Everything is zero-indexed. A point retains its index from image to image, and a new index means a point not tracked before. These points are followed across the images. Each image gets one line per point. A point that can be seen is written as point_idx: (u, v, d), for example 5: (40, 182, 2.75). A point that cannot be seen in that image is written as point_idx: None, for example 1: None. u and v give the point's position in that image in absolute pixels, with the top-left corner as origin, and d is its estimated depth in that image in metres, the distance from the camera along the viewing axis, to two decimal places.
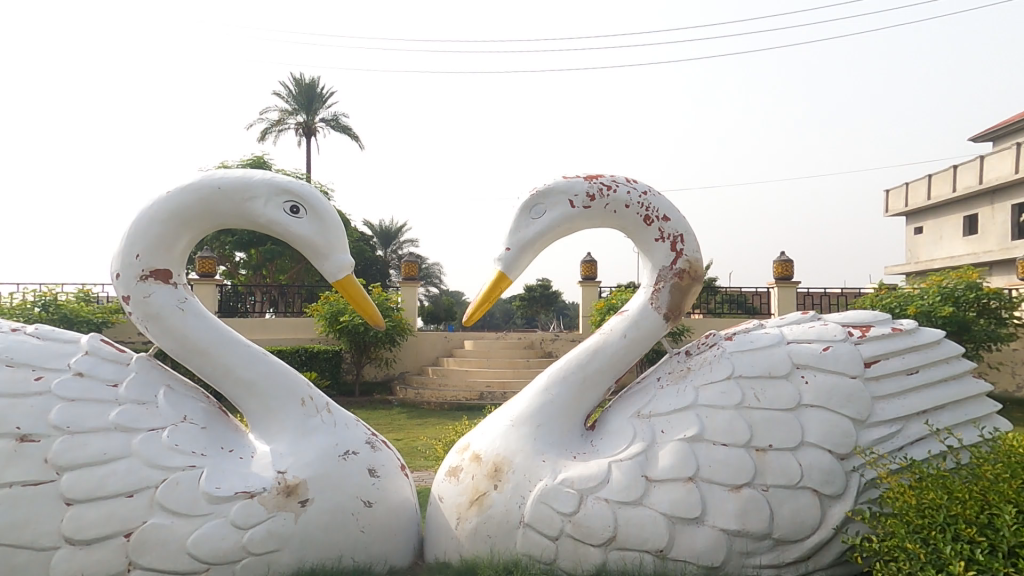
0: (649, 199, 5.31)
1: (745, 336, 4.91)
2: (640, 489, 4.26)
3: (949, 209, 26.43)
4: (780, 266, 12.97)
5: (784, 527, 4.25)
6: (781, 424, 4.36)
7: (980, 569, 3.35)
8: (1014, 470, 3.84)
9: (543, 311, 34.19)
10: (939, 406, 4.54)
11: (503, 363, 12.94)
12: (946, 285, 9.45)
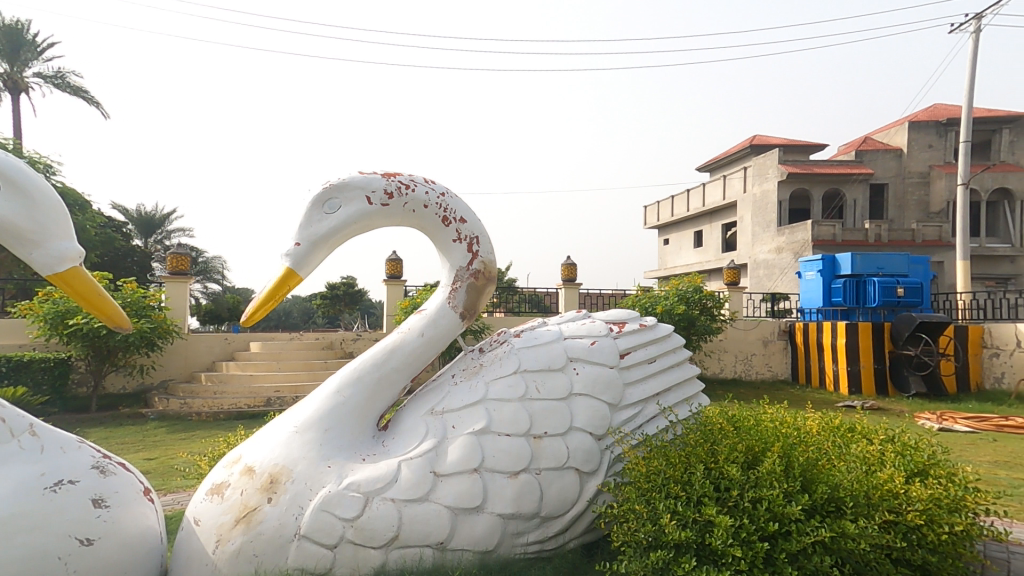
0: (446, 199, 5.33)
1: (532, 333, 5.44)
2: (427, 484, 4.33)
3: (683, 225, 32.51)
4: (566, 270, 14.56)
5: (551, 505, 4.65)
6: (555, 412, 4.81)
7: (679, 518, 4.22)
8: (709, 436, 4.86)
9: (347, 309, 32.80)
10: (667, 388, 5.55)
11: (297, 365, 12.14)
12: (683, 287, 11.63)
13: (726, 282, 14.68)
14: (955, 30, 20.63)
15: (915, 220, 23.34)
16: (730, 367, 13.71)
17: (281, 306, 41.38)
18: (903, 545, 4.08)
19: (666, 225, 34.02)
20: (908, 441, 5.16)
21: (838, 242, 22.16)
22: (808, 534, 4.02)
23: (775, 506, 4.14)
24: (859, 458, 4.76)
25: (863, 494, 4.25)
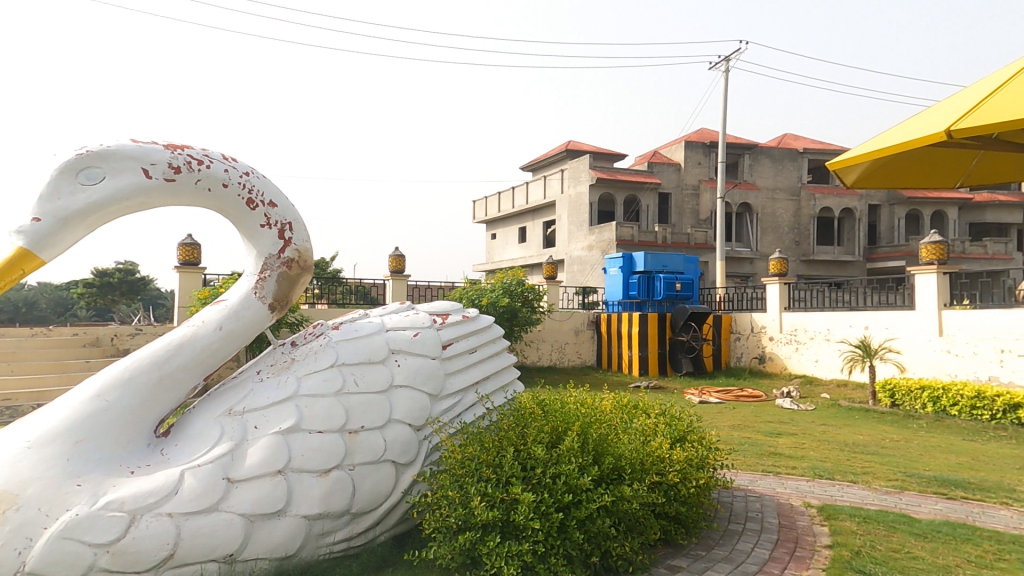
0: (252, 178, 4.34)
1: (352, 324, 4.78)
2: (218, 493, 3.63)
3: (510, 222, 34.23)
4: (395, 261, 14.33)
5: (364, 501, 4.13)
6: (374, 405, 4.25)
7: (489, 501, 4.00)
8: (524, 420, 4.69)
9: (123, 300, 28.03)
10: (486, 376, 5.19)
11: (41, 368, 10.05)
12: (508, 280, 12.21)
13: (545, 277, 15.80)
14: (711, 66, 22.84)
15: (691, 225, 27.44)
16: (547, 355, 14.84)
17: (25, 295, 33.42)
18: (664, 501, 4.57)
19: (494, 219, 35.31)
20: (676, 414, 6.01)
21: (635, 242, 25.25)
22: (594, 501, 4.08)
23: (570, 479, 4.12)
24: (638, 430, 5.33)
25: (638, 461, 4.56)
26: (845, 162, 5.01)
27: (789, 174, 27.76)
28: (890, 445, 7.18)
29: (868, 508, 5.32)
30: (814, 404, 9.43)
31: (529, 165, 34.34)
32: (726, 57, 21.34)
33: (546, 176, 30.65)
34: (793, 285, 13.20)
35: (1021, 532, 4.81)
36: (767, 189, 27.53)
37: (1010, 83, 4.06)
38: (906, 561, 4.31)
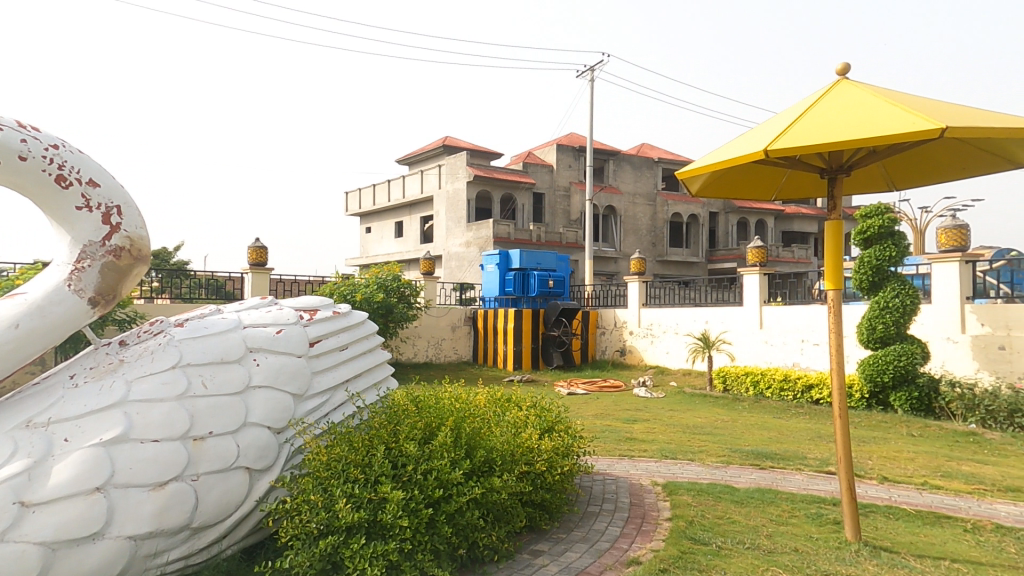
0: (62, 152, 3.61)
1: (200, 321, 4.15)
2: (6, 520, 3.03)
3: (386, 215, 33.30)
4: (253, 253, 13.21)
5: (207, 514, 3.59)
6: (224, 408, 3.72)
7: (355, 502, 3.75)
8: (398, 417, 4.44)
9: None
10: (357, 374, 4.69)
11: None
12: (382, 276, 11.86)
13: (422, 273, 15.56)
14: (581, 74, 23.41)
15: (563, 225, 28.74)
16: (423, 351, 14.69)
17: None
18: (531, 489, 4.65)
19: (370, 212, 33.97)
20: (545, 405, 6.11)
21: (511, 239, 26.04)
22: (465, 494, 4.02)
23: (442, 474, 4.02)
24: (510, 422, 5.34)
25: (509, 453, 4.61)
26: (690, 174, 5.67)
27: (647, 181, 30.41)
28: (721, 425, 8.19)
29: (701, 482, 6.03)
30: (664, 392, 10.44)
31: (405, 157, 33.67)
32: (592, 68, 22.62)
33: (424, 170, 30.34)
34: (650, 283, 14.41)
35: (809, 492, 5.81)
36: (629, 194, 29.85)
37: (810, 113, 4.89)
38: (727, 525, 5.01)
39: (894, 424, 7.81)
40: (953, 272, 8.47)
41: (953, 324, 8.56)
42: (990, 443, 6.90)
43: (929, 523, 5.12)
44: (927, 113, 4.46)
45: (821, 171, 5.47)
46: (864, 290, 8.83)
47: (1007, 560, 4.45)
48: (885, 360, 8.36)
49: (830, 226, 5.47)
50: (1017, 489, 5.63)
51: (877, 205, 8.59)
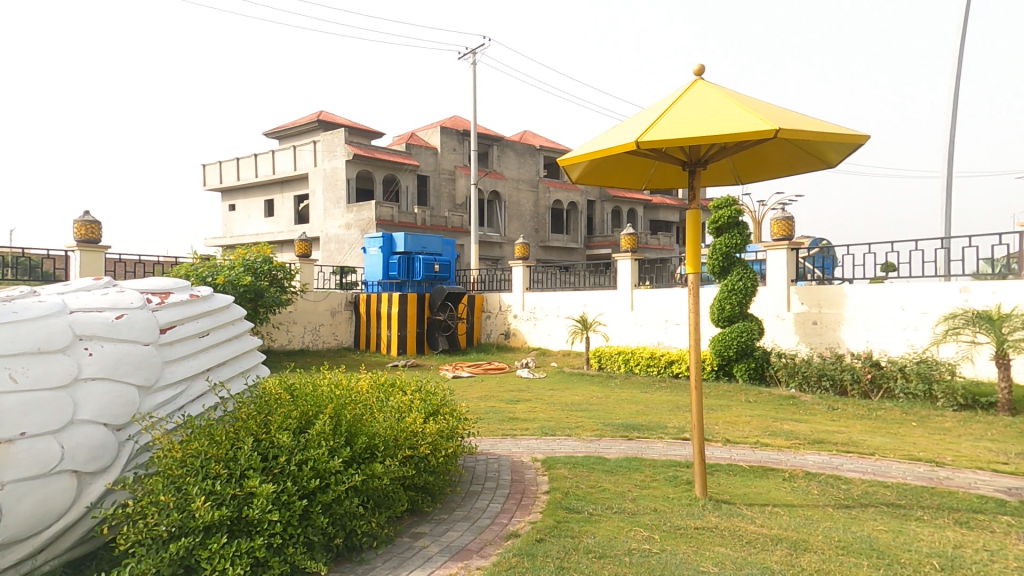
0: None
1: (11, 304, 3.50)
2: None
3: (253, 192, 30.59)
4: (82, 228, 11.43)
5: (16, 528, 3.07)
6: (42, 405, 3.18)
7: (216, 499, 3.40)
8: (269, 407, 4.11)
9: None
10: (220, 362, 4.28)
11: None
12: (249, 257, 10.91)
13: (299, 255, 14.59)
14: (464, 54, 23.73)
15: (448, 210, 28.63)
16: (298, 338, 13.85)
17: None
18: (414, 473, 4.56)
19: (234, 189, 31.01)
20: (430, 389, 5.96)
21: (394, 223, 25.28)
22: (344, 482, 3.79)
23: (319, 463, 3.76)
24: (394, 407, 5.07)
25: (392, 438, 4.43)
26: (570, 162, 5.98)
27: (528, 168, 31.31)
28: (596, 401, 8.78)
29: (577, 455, 6.42)
30: (546, 372, 10.97)
31: (274, 130, 31.08)
32: (473, 51, 22.42)
33: (296, 146, 28.32)
34: (532, 268, 14.87)
35: (668, 458, 6.47)
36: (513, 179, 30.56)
37: (673, 109, 5.39)
38: (597, 493, 5.41)
39: (735, 393, 8.93)
40: (782, 258, 9.80)
41: (782, 304, 9.94)
42: (805, 403, 8.17)
43: (758, 475, 5.98)
44: (764, 114, 5.14)
45: (684, 164, 6.02)
46: (716, 275, 9.97)
47: (812, 500, 5.34)
48: (731, 336, 9.51)
49: (691, 214, 6.05)
50: (823, 440, 6.76)
51: (726, 198, 9.67)
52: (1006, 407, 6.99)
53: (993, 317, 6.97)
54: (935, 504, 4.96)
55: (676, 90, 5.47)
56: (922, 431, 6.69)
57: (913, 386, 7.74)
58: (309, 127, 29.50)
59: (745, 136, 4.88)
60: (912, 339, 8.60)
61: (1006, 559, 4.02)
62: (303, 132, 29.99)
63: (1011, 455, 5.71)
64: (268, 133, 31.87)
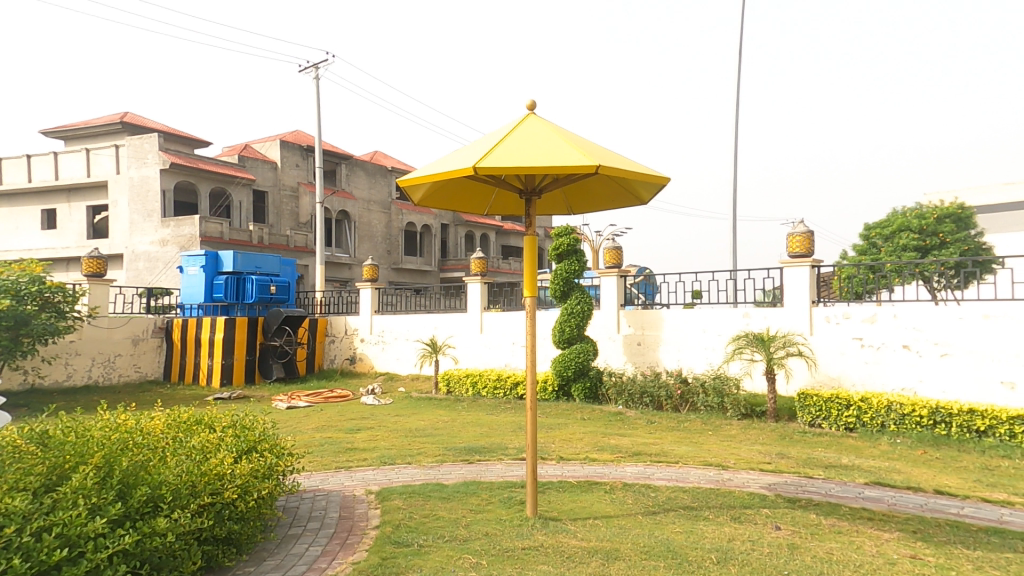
0: None
1: None
2: None
3: (26, 201, 25.92)
4: None
5: None
6: None
7: None
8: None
9: None
10: None
11: None
12: (10, 278, 9.80)
13: (86, 274, 12.43)
14: (303, 70, 20.97)
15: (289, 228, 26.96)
16: (82, 372, 12.16)
17: None
18: (213, 523, 4.08)
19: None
20: (246, 422, 5.37)
21: (224, 240, 22.91)
22: (108, 548, 3.27)
23: (69, 528, 3.19)
24: (196, 447, 4.48)
25: (186, 485, 3.95)
26: (412, 183, 5.94)
27: (379, 188, 30.71)
28: (441, 426, 8.78)
29: (414, 483, 6.31)
30: (391, 398, 10.64)
31: (60, 131, 26.89)
32: (315, 64, 20.79)
33: (89, 149, 24.90)
34: (383, 290, 14.51)
35: (504, 479, 6.62)
36: (362, 200, 29.75)
37: (509, 139, 5.67)
38: (431, 522, 5.34)
39: (572, 411, 9.57)
40: (612, 284, 10.87)
41: (613, 326, 10.96)
42: (629, 419, 9.03)
43: (584, 490, 6.30)
44: (587, 151, 5.65)
45: (520, 191, 6.31)
46: (558, 298, 10.64)
47: (627, 509, 5.78)
48: (569, 357, 10.23)
49: (529, 239, 6.37)
50: (641, 452, 7.45)
51: (566, 227, 10.41)
52: (773, 414, 8.43)
53: (765, 339, 8.36)
54: (718, 503, 5.68)
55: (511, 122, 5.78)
56: (716, 439, 7.76)
57: (711, 399, 8.92)
58: (110, 128, 25.99)
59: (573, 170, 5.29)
60: (711, 358, 9.99)
61: (764, 545, 4.64)
62: (102, 133, 26.33)
63: (774, 456, 6.88)
64: (53, 130, 27.29)
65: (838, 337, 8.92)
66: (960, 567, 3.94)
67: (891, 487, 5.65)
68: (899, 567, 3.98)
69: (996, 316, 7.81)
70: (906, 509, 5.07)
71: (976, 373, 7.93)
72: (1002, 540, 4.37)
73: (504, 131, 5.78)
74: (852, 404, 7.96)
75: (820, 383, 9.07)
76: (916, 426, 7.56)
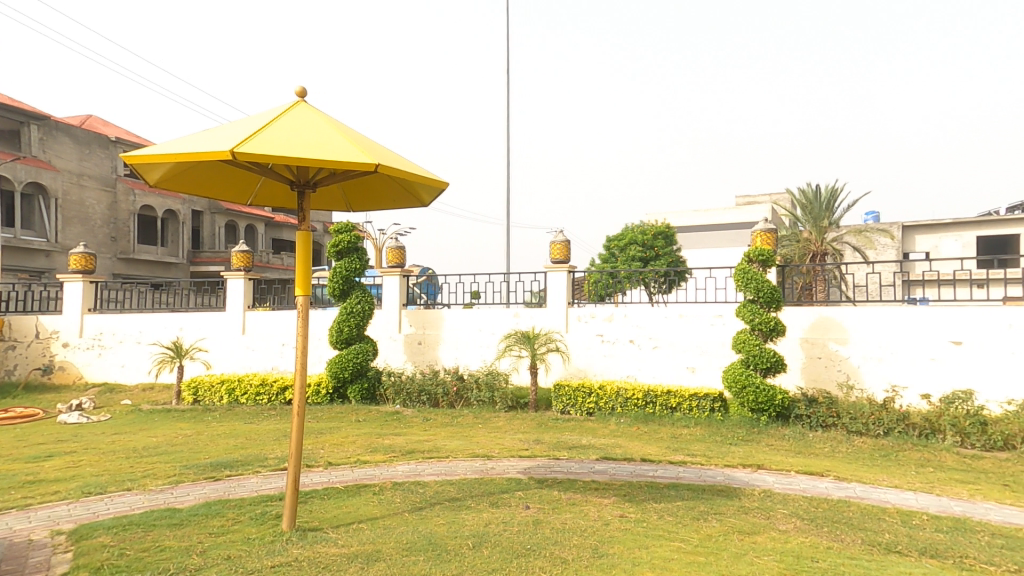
0: None
1: None
2: None
3: None
4: None
5: None
6: None
7: None
8: None
9: None
10: None
11: None
12: None
13: None
14: None
15: None
16: None
17: None
18: None
19: None
20: None
21: None
22: None
23: None
24: None
25: None
26: (134, 161, 4.51)
27: (95, 161, 25.36)
28: (180, 441, 7.57)
29: (134, 514, 5.23)
30: (110, 414, 8.92)
31: None
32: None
33: None
34: (101, 287, 12.40)
35: (258, 494, 5.89)
36: (67, 172, 24.29)
37: (270, 121, 4.34)
38: (151, 557, 4.36)
39: (346, 414, 9.25)
40: (395, 283, 11.01)
41: (394, 326, 11.08)
42: (405, 417, 9.06)
43: (350, 495, 5.83)
44: (381, 151, 4.68)
45: (291, 183, 4.74)
46: (336, 297, 10.18)
47: (393, 508, 5.44)
48: (346, 358, 9.86)
49: (302, 233, 4.49)
50: (413, 450, 7.46)
51: (345, 224, 9.98)
52: (533, 404, 9.34)
53: (530, 336, 9.22)
54: (479, 491, 5.87)
55: (278, 108, 4.58)
56: (484, 431, 8.26)
57: (483, 394, 9.49)
58: None
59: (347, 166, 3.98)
60: (485, 355, 10.64)
61: (514, 524, 4.86)
62: None
63: (531, 442, 7.60)
64: None
65: (585, 334, 10.35)
66: (650, 518, 4.83)
67: (613, 460, 6.71)
68: (611, 526, 4.68)
69: (687, 315, 9.85)
70: (622, 477, 6.07)
71: (672, 361, 9.89)
72: (678, 492, 5.52)
73: (268, 115, 4.50)
74: (592, 392, 9.28)
75: (571, 375, 10.41)
76: (634, 407, 9.13)
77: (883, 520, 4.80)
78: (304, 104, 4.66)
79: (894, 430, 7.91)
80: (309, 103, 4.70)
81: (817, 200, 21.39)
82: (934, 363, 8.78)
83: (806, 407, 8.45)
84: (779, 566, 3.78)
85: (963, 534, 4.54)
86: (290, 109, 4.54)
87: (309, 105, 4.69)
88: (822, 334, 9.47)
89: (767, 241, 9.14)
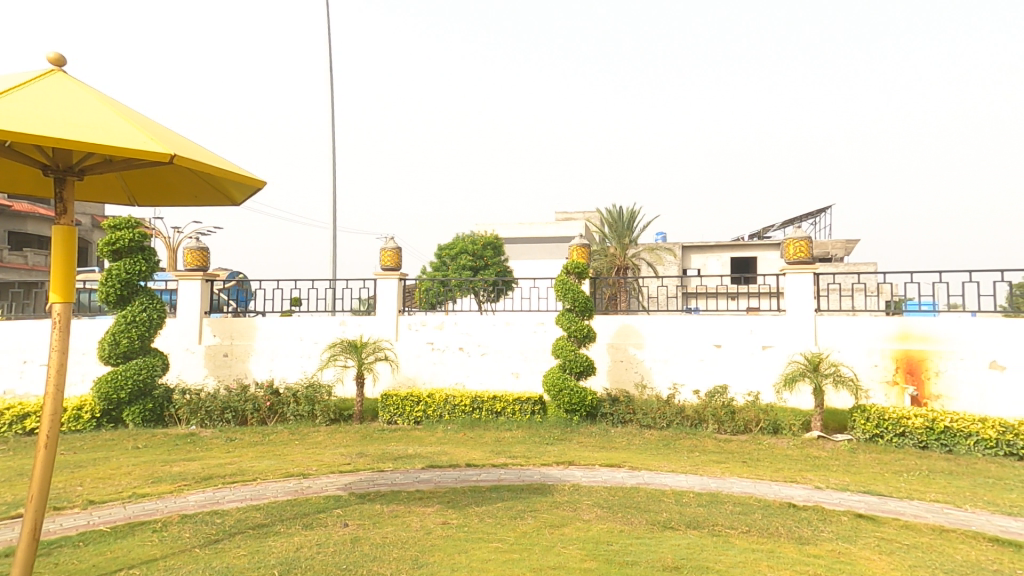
0: None
1: None
2: None
3: None
4: None
5: None
6: None
7: None
8: None
9: None
10: None
11: None
12: None
13: None
14: None
15: None
16: None
17: None
18: None
19: None
20: None
21: None
22: None
23: None
24: None
25: None
26: None
27: None
28: None
29: None
30: None
31: None
32: None
33: None
34: None
35: None
36: None
37: (10, 89, 3.42)
38: None
39: (120, 441, 7.78)
40: (194, 288, 9.66)
41: (192, 337, 9.75)
42: (202, 439, 7.94)
43: (120, 537, 4.86)
44: (174, 139, 3.97)
45: (43, 168, 3.76)
46: (110, 304, 8.53)
47: (179, 545, 4.68)
48: (124, 376, 8.37)
49: (60, 229, 3.63)
50: (211, 476, 6.53)
51: (127, 218, 8.57)
52: (357, 416, 8.90)
53: (357, 345, 8.79)
54: (291, 514, 5.36)
55: (21, 75, 3.64)
56: (300, 448, 7.63)
57: (301, 408, 8.78)
58: None
59: (127, 153, 3.30)
60: (305, 366, 9.86)
61: (330, 545, 4.54)
62: None
63: (354, 456, 7.24)
64: None
65: (415, 342, 10.26)
66: (470, 521, 4.93)
67: (439, 468, 6.71)
68: (433, 534, 4.65)
69: (513, 323, 10.34)
70: (446, 484, 6.10)
71: (498, 367, 10.29)
72: (498, 493, 5.73)
73: (7, 81, 3.56)
74: (420, 400, 9.25)
75: (400, 384, 10.24)
76: (461, 414, 9.29)
77: (662, 501, 5.58)
78: (62, 74, 3.79)
79: (673, 422, 9.28)
80: (69, 74, 3.84)
81: (619, 219, 24.49)
82: (703, 362, 10.52)
83: (610, 406, 9.49)
84: (581, 553, 4.12)
85: (716, 505, 5.49)
86: (42, 79, 3.65)
87: (70, 76, 3.82)
88: (623, 339, 10.79)
89: (582, 255, 10.13)
